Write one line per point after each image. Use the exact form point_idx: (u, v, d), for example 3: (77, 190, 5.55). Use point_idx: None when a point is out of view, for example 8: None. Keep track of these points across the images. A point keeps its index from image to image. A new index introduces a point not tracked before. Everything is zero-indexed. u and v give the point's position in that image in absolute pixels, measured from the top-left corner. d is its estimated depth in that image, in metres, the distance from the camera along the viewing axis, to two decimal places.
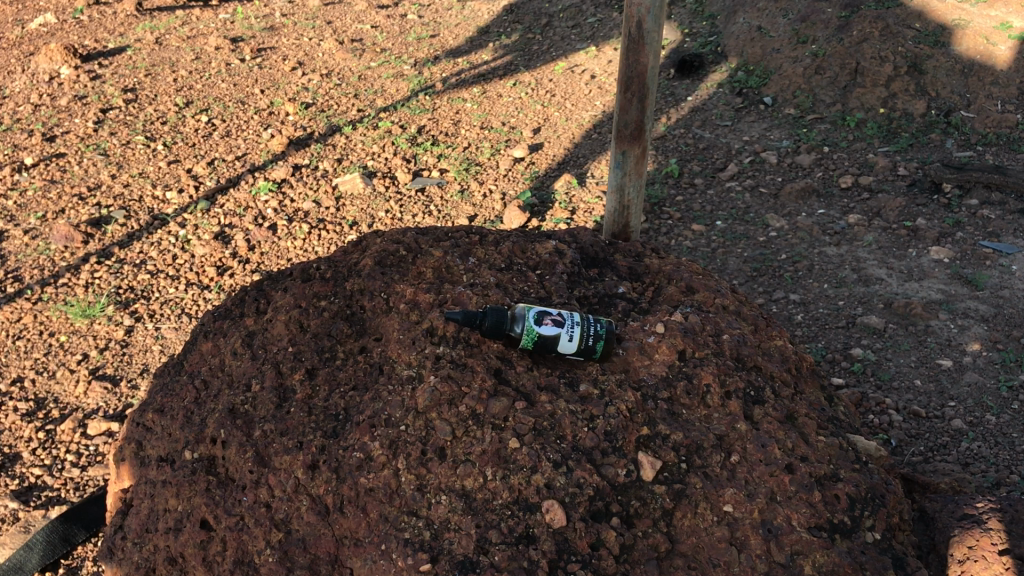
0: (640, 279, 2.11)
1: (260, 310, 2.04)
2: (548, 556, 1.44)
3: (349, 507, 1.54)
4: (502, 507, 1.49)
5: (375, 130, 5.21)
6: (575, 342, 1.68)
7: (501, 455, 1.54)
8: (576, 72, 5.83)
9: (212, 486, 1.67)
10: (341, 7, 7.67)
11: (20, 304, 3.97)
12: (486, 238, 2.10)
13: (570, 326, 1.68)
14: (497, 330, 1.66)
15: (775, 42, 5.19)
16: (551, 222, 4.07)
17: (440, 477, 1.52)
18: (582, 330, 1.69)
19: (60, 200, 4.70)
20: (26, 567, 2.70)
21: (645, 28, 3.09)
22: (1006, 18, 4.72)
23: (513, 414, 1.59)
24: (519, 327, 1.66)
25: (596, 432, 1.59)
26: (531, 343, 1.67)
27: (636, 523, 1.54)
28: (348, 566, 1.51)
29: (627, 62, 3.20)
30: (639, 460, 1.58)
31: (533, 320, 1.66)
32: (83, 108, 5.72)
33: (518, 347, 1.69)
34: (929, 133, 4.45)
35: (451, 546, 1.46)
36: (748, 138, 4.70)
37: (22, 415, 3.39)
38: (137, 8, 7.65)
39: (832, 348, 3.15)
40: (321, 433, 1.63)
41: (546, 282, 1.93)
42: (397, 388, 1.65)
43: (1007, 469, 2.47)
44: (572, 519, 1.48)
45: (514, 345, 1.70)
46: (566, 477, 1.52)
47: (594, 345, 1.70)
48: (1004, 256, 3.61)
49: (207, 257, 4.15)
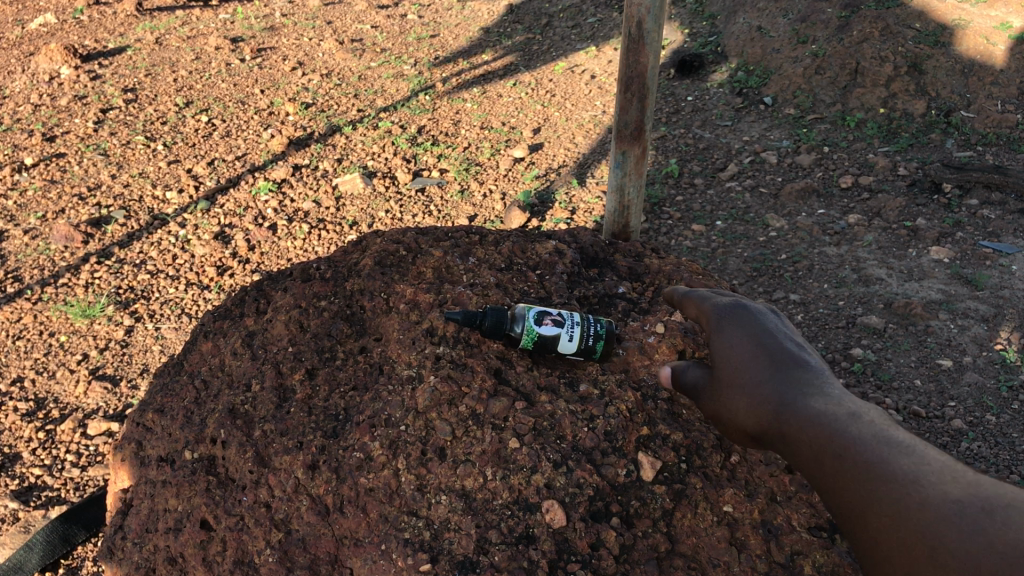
0: (640, 279, 2.10)
1: (259, 310, 2.04)
2: (548, 556, 1.42)
3: (349, 507, 1.53)
4: (502, 507, 1.48)
5: (375, 130, 5.21)
6: (575, 342, 1.68)
7: (501, 454, 1.53)
8: (576, 72, 5.83)
9: (212, 486, 1.67)
10: (341, 8, 7.68)
11: (20, 304, 3.98)
12: (487, 238, 2.10)
13: (569, 325, 1.68)
14: (492, 330, 1.67)
15: (775, 42, 5.20)
16: (551, 222, 4.07)
17: (440, 477, 1.51)
18: (582, 330, 1.69)
19: (61, 200, 4.70)
20: (25, 567, 2.70)
21: (645, 28, 3.09)
22: (1006, 18, 4.73)
23: (513, 414, 1.58)
24: (519, 327, 1.66)
25: (596, 432, 1.58)
26: (531, 343, 1.67)
27: (636, 523, 1.52)
28: (348, 566, 1.49)
29: (626, 62, 3.20)
30: (640, 461, 1.57)
31: (530, 321, 1.66)
32: (83, 109, 5.72)
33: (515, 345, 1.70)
34: (929, 133, 4.45)
35: (451, 546, 1.44)
36: (748, 138, 4.71)
37: (22, 415, 3.39)
38: (137, 8, 7.66)
39: (832, 348, 3.15)
40: (321, 433, 1.63)
41: (546, 282, 1.92)
42: (397, 388, 1.65)
43: (1007, 470, 2.50)
44: (572, 519, 1.47)
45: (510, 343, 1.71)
46: (566, 477, 1.51)
47: (595, 344, 1.69)
48: (1004, 256, 3.61)
49: (207, 257, 4.15)
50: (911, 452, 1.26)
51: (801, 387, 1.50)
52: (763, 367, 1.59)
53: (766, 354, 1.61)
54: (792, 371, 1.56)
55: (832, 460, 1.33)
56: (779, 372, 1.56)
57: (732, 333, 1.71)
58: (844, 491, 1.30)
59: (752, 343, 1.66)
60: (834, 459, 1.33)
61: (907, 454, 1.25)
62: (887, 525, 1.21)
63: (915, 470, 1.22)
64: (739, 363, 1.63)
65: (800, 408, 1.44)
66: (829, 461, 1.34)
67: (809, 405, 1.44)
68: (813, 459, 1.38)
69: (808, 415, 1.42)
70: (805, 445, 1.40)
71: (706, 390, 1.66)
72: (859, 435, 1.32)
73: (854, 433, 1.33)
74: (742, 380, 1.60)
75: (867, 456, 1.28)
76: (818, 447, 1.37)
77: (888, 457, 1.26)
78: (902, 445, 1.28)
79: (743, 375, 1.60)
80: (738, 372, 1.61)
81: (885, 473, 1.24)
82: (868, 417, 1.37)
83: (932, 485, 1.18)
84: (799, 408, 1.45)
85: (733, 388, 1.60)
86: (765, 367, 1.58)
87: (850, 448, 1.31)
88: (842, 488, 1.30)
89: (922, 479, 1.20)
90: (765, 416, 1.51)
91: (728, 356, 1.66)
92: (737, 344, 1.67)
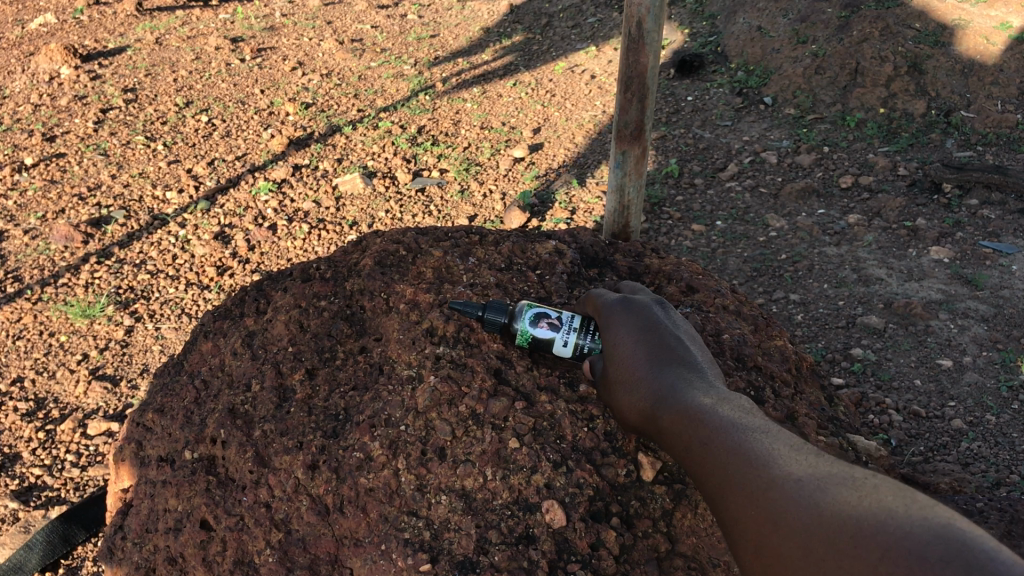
0: (640, 278, 2.10)
1: (259, 310, 2.04)
2: (548, 556, 1.38)
3: (349, 507, 1.50)
4: (502, 507, 1.45)
5: (375, 130, 5.21)
6: (569, 347, 1.63)
7: (501, 454, 1.50)
8: (576, 72, 5.83)
9: (212, 485, 1.66)
10: (341, 8, 7.68)
11: (20, 304, 3.98)
12: (487, 238, 2.09)
13: (564, 331, 1.63)
14: (492, 328, 1.70)
15: (775, 42, 5.20)
16: (551, 222, 4.07)
17: (440, 477, 1.48)
18: (577, 337, 1.62)
19: (60, 200, 4.70)
20: (25, 567, 2.70)
21: (645, 28, 3.09)
22: (1006, 18, 4.74)
23: (513, 414, 1.54)
24: (516, 325, 1.67)
25: (596, 432, 1.54)
26: (526, 343, 1.67)
27: (636, 523, 1.47)
28: (348, 566, 1.47)
29: (626, 62, 3.20)
30: (640, 460, 1.53)
31: (527, 322, 1.66)
32: (83, 108, 5.72)
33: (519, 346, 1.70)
34: (929, 133, 4.45)
35: (451, 546, 1.41)
36: (748, 138, 4.70)
37: (22, 415, 3.40)
38: (137, 8, 7.65)
39: (832, 348, 3.15)
40: (321, 433, 1.61)
41: (546, 282, 1.91)
42: (398, 388, 1.63)
43: (1007, 470, 2.46)
44: (572, 519, 1.42)
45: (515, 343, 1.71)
46: (566, 477, 1.47)
47: (589, 351, 1.62)
48: (1004, 256, 3.61)
49: (208, 257, 4.15)
50: (773, 435, 1.20)
51: (681, 386, 1.38)
52: (647, 357, 1.46)
53: (651, 347, 1.48)
54: (678, 364, 1.44)
55: (696, 444, 1.25)
56: (660, 371, 1.43)
57: (618, 322, 1.57)
58: (704, 476, 1.21)
59: (641, 328, 1.53)
60: (697, 441, 1.25)
61: (772, 437, 1.20)
62: (742, 506, 1.13)
63: (773, 450, 1.16)
64: (623, 359, 1.49)
65: (673, 396, 1.35)
66: (693, 446, 1.26)
67: (682, 392, 1.36)
68: (679, 447, 1.30)
69: (679, 401, 1.34)
70: (673, 430, 1.31)
71: (602, 386, 1.55)
72: (723, 418, 1.25)
73: (720, 417, 1.26)
74: (626, 378, 1.47)
75: (731, 435, 1.21)
76: (683, 433, 1.29)
77: (749, 438, 1.20)
78: (767, 430, 1.22)
79: (626, 373, 1.47)
80: (623, 369, 1.48)
81: (743, 451, 1.18)
82: (736, 406, 1.31)
83: (790, 463, 1.12)
84: (670, 394, 1.36)
85: (620, 387, 1.47)
86: (648, 364, 1.45)
87: (712, 430, 1.24)
88: (703, 470, 1.22)
89: (780, 457, 1.14)
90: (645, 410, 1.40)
91: (613, 349, 1.53)
92: (623, 336, 1.53)
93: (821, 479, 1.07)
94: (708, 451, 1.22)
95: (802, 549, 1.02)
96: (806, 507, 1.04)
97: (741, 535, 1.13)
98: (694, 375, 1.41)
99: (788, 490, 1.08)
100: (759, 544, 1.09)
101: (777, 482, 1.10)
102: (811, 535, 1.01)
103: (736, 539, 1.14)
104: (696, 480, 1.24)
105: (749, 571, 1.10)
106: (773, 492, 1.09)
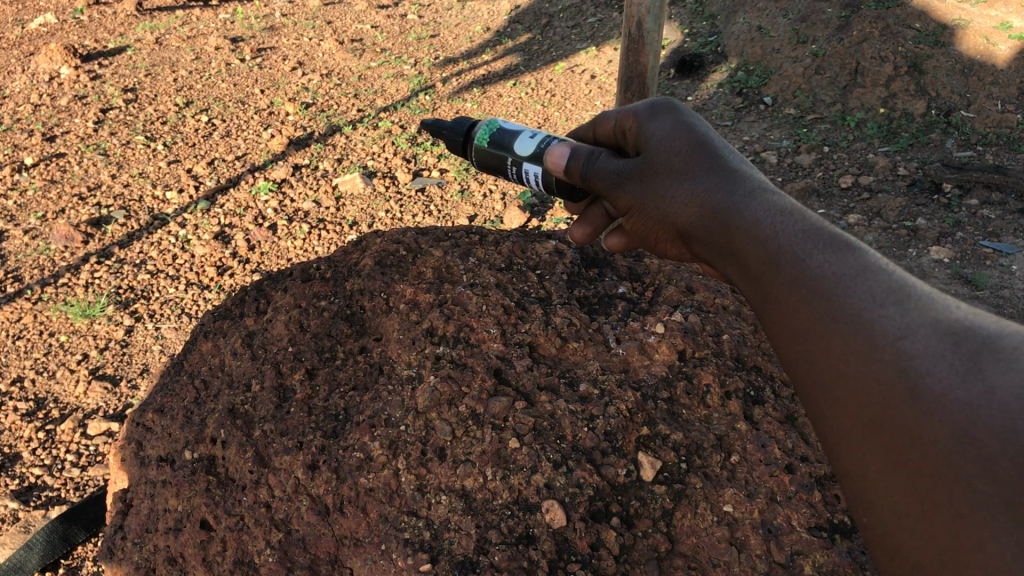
0: (640, 279, 1.92)
1: (259, 310, 2.04)
2: (548, 556, 1.33)
3: (348, 507, 1.47)
4: (502, 507, 1.40)
5: (375, 130, 5.21)
6: (535, 140, 1.63)
7: (501, 454, 1.45)
8: (576, 72, 5.84)
9: (212, 485, 1.64)
10: (341, 8, 7.67)
11: (20, 304, 3.98)
12: (487, 238, 2.03)
13: (534, 132, 1.66)
14: (459, 133, 1.74)
15: (775, 42, 5.22)
16: (551, 222, 4.02)
17: (440, 477, 1.44)
18: (544, 135, 1.64)
19: (60, 200, 4.70)
20: (26, 567, 2.70)
21: (645, 27, 3.34)
22: (1006, 18, 4.76)
23: (513, 414, 1.49)
24: (482, 124, 1.72)
25: (596, 431, 1.47)
26: (489, 141, 1.69)
27: (636, 523, 1.41)
28: (348, 567, 1.43)
29: (627, 62, 3.48)
30: (639, 460, 1.45)
31: (496, 123, 1.71)
32: (83, 108, 5.72)
33: (479, 155, 1.72)
34: (929, 132, 4.43)
35: (451, 547, 1.36)
36: (747, 138, 4.69)
37: (22, 415, 3.40)
38: (137, 8, 7.66)
39: None
40: (321, 433, 1.59)
41: (546, 282, 1.84)
42: (397, 388, 1.60)
43: None
44: (572, 519, 1.37)
45: (474, 155, 1.73)
46: (566, 477, 1.41)
47: (550, 143, 1.60)
48: (1004, 256, 3.62)
49: (207, 257, 4.15)
50: (885, 268, 0.97)
51: (752, 184, 1.16)
52: (701, 178, 1.21)
53: (708, 140, 1.26)
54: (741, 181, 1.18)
55: (780, 278, 1.02)
56: (726, 167, 1.20)
57: (663, 111, 1.34)
58: (787, 320, 1.01)
59: (687, 143, 1.27)
60: (781, 279, 1.02)
61: (889, 275, 0.96)
62: (862, 376, 0.93)
63: (900, 298, 0.94)
64: (673, 151, 1.28)
65: (745, 208, 1.11)
66: (776, 282, 1.03)
67: (755, 203, 1.11)
68: (751, 278, 1.08)
69: (752, 222, 1.08)
70: (746, 257, 1.08)
71: (627, 183, 1.35)
72: (819, 247, 1.01)
73: (810, 242, 1.02)
74: (677, 172, 1.25)
75: (834, 274, 0.98)
76: (761, 264, 1.05)
77: (859, 279, 0.96)
78: (874, 260, 0.99)
79: (677, 166, 1.26)
80: (672, 162, 1.27)
81: (853, 299, 0.95)
82: (819, 220, 1.07)
83: (930, 322, 0.91)
84: (740, 208, 1.12)
85: (663, 193, 1.27)
86: (709, 158, 1.23)
87: (803, 262, 1.01)
88: (787, 316, 1.01)
89: (914, 314, 0.92)
90: (705, 244, 1.19)
91: (657, 137, 1.31)
92: (672, 123, 1.31)
93: (981, 351, 0.86)
94: (801, 291, 0.99)
95: (961, 452, 0.84)
96: (965, 395, 0.85)
97: (841, 392, 0.95)
98: (756, 172, 1.21)
99: (931, 367, 0.88)
100: (889, 430, 0.90)
101: (914, 354, 0.90)
102: (978, 439, 0.83)
103: (841, 410, 0.95)
104: (775, 326, 1.04)
105: (866, 455, 0.93)
106: (912, 367, 0.89)
